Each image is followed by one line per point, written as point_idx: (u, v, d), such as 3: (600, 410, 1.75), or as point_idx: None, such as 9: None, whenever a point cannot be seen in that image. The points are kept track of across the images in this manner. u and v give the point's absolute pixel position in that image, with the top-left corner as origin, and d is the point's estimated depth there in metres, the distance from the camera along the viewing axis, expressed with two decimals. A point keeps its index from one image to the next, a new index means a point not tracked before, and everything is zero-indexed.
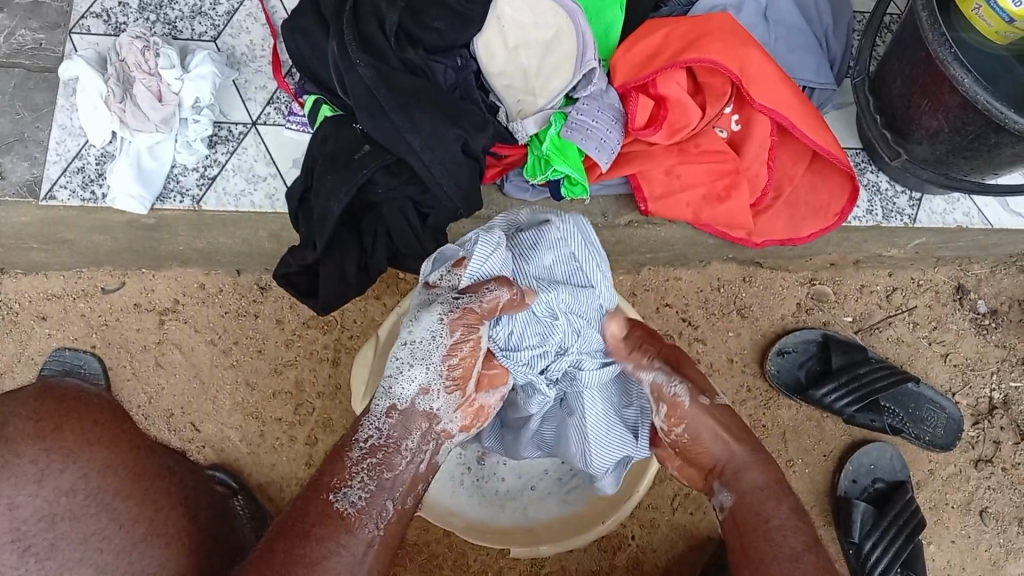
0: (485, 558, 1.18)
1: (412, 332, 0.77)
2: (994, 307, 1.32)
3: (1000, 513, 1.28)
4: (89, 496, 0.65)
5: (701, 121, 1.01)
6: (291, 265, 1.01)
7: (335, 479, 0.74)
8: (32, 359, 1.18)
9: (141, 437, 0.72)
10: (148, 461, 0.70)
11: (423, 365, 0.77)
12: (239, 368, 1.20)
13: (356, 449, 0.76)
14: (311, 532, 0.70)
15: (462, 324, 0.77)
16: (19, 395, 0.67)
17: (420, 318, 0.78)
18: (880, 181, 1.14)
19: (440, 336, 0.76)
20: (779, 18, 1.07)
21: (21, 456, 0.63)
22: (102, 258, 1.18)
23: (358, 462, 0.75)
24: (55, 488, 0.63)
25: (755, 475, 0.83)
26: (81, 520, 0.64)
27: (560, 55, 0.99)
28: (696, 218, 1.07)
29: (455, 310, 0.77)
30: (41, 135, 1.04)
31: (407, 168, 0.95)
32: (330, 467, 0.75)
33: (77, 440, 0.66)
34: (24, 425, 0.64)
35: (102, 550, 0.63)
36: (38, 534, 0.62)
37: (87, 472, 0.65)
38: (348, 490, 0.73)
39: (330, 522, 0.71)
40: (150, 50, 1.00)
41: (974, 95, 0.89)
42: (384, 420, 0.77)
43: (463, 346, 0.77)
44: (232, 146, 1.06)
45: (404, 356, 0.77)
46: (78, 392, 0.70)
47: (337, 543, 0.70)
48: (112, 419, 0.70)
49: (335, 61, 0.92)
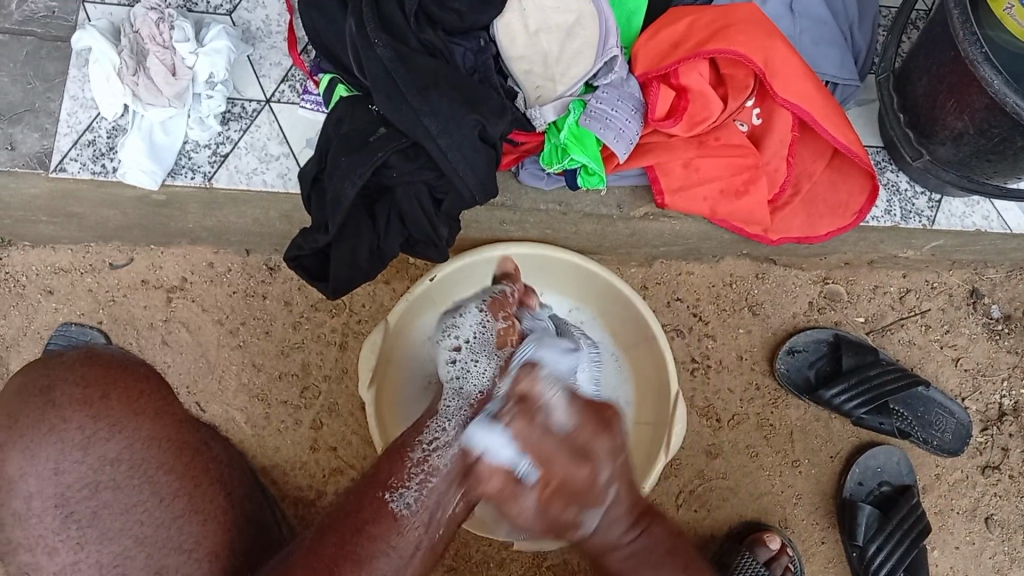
0: (488, 548, 1.17)
1: (460, 334, 0.92)
2: (1008, 312, 1.30)
3: (1006, 520, 1.27)
4: (133, 466, 0.64)
5: (723, 113, 1.00)
6: (302, 248, 0.99)
7: (393, 478, 0.72)
8: (37, 333, 1.18)
9: (185, 410, 0.70)
10: (190, 436, 0.68)
11: (483, 357, 0.87)
12: (245, 348, 1.20)
13: (419, 449, 0.75)
14: (364, 528, 0.68)
15: (500, 308, 0.89)
16: (61, 361, 0.66)
17: (463, 320, 0.93)
18: (899, 181, 1.12)
19: (485, 323, 0.89)
20: (804, 11, 1.05)
21: (68, 422, 0.62)
22: (111, 233, 1.17)
23: (420, 461, 0.74)
24: (101, 456, 0.63)
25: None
26: (124, 490, 0.63)
27: (582, 41, 0.97)
28: (712, 212, 1.06)
29: (488, 301, 0.91)
30: (53, 106, 1.03)
31: (424, 153, 0.93)
32: (390, 465, 0.74)
33: (124, 410, 0.65)
34: (71, 391, 0.63)
35: (142, 523, 0.63)
36: (81, 502, 0.62)
37: (133, 442, 0.64)
38: (405, 490, 0.71)
39: (382, 520, 0.69)
40: (165, 22, 0.98)
41: (1002, 96, 0.87)
42: (455, 413, 0.80)
43: (503, 329, 0.87)
44: (245, 124, 1.05)
45: (465, 354, 0.89)
46: (122, 360, 0.69)
47: (386, 545, 0.68)
48: (165, 389, 0.68)
49: (353, 40, 0.91)
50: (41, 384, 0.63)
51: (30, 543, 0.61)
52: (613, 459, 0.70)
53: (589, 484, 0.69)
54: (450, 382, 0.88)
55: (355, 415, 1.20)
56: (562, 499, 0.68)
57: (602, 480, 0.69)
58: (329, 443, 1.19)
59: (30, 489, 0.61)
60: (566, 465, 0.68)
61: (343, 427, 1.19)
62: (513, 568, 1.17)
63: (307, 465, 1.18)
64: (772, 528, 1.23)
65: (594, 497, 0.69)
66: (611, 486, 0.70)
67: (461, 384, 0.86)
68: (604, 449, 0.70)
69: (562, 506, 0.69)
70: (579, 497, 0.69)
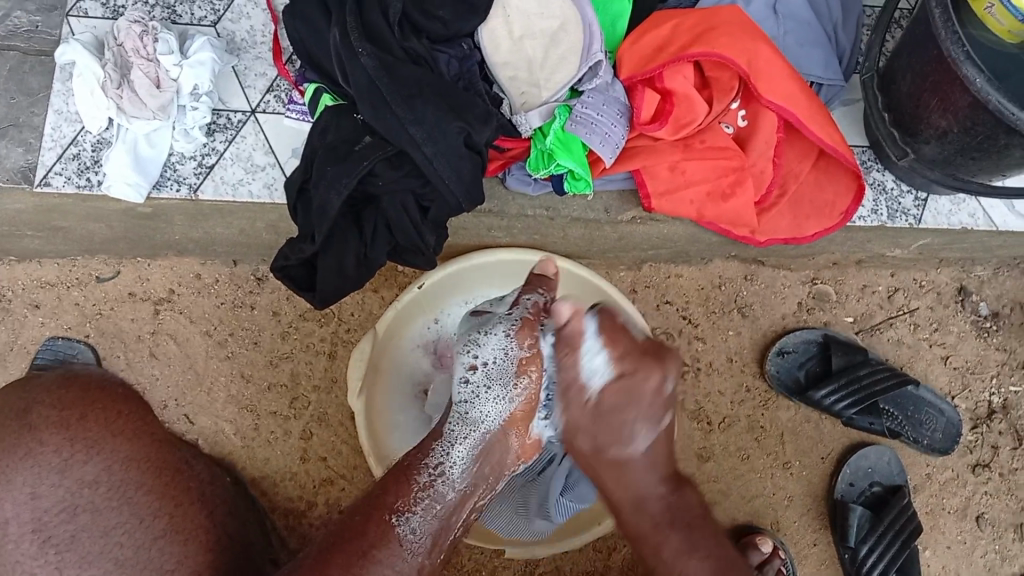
0: (479, 557, 1.17)
1: (479, 356, 0.86)
2: (995, 310, 1.31)
3: (998, 517, 1.27)
4: (111, 488, 0.64)
5: (708, 116, 1.00)
6: (289, 258, 0.99)
7: (398, 500, 0.74)
8: (24, 348, 1.17)
9: (165, 430, 0.70)
10: (170, 455, 0.68)
11: (499, 385, 0.84)
12: (234, 359, 1.19)
13: (425, 473, 0.77)
14: (368, 552, 0.68)
15: (527, 334, 0.85)
16: (42, 383, 0.67)
17: (485, 342, 0.87)
18: (885, 181, 1.13)
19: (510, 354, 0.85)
20: (788, 13, 1.06)
21: (44, 444, 0.62)
22: (96, 247, 1.16)
23: (426, 487, 0.76)
24: (79, 479, 0.63)
25: (676, 538, 0.78)
26: (102, 512, 0.63)
27: (566, 47, 0.97)
28: (699, 215, 1.06)
29: (515, 325, 0.86)
30: (36, 120, 1.02)
31: (408, 161, 0.93)
32: (395, 486, 0.75)
33: (101, 430, 0.65)
34: (48, 413, 0.64)
35: (122, 545, 0.62)
36: (59, 525, 0.62)
37: (109, 463, 0.64)
38: (411, 515, 0.73)
39: (387, 542, 0.70)
40: (149, 35, 0.99)
41: (985, 94, 0.88)
42: (464, 444, 0.81)
43: (530, 362, 0.85)
44: (230, 135, 1.05)
45: (481, 379, 0.85)
46: (102, 381, 0.69)
47: (388, 566, 0.69)
48: (136, 409, 0.69)
49: (338, 50, 0.91)
50: (19, 406, 0.64)
51: (6, 569, 0.60)
52: (667, 388, 0.79)
53: (654, 392, 0.78)
54: (456, 405, 0.85)
55: (345, 425, 1.19)
56: (625, 406, 0.78)
57: (666, 389, 0.78)
58: (320, 453, 1.18)
59: (5, 515, 0.61)
60: (630, 376, 0.78)
61: (334, 437, 1.19)
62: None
63: (298, 476, 1.17)
64: (763, 531, 1.23)
65: (647, 409, 0.78)
66: (666, 411, 0.79)
67: (468, 411, 0.84)
68: (664, 365, 0.78)
69: (618, 403, 0.78)
70: (642, 409, 0.78)
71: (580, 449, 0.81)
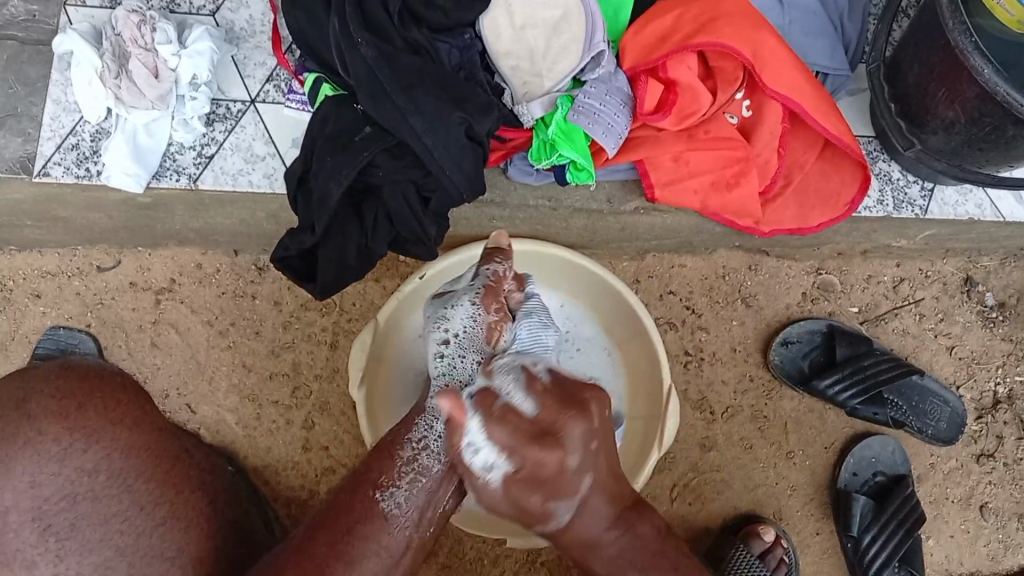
0: (482, 546, 1.17)
1: (450, 328, 0.84)
2: (1002, 300, 1.30)
3: (1001, 507, 1.27)
4: (111, 476, 0.63)
5: (712, 107, 0.99)
6: (289, 249, 0.98)
7: (381, 476, 0.74)
8: (26, 337, 1.17)
9: (164, 419, 0.70)
10: (170, 444, 0.69)
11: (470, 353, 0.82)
12: (235, 349, 1.19)
13: (407, 448, 0.77)
14: (354, 527, 0.69)
15: (491, 299, 0.85)
16: (40, 372, 0.65)
17: (453, 313, 0.85)
18: (891, 171, 1.12)
19: (477, 320, 0.83)
20: (793, 1, 1.04)
21: (44, 434, 0.61)
22: (97, 237, 1.16)
23: (409, 460, 0.76)
24: (78, 467, 0.62)
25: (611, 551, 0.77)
26: (102, 500, 0.63)
27: (569, 37, 0.95)
28: (703, 206, 1.05)
29: (479, 291, 0.85)
30: (35, 111, 1.01)
31: (409, 151, 0.92)
32: (379, 465, 0.76)
33: (101, 419, 0.64)
34: (47, 402, 0.62)
35: (122, 533, 0.62)
36: (59, 513, 0.61)
37: (109, 452, 0.64)
38: (395, 488, 0.73)
39: (373, 519, 0.71)
40: (147, 24, 0.97)
41: (994, 86, 0.86)
42: (444, 415, 0.80)
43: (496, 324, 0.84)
44: (230, 125, 1.04)
45: (454, 350, 0.83)
46: (101, 369, 0.68)
47: (376, 542, 0.69)
48: (134, 398, 0.68)
49: (336, 39, 0.89)
50: (18, 396, 0.62)
51: (6, 558, 0.59)
52: (584, 444, 0.70)
53: (558, 469, 0.69)
54: (435, 379, 0.84)
55: (347, 414, 1.19)
56: (535, 487, 0.69)
57: (571, 463, 0.69)
58: (322, 443, 1.18)
59: (4, 504, 0.59)
60: (526, 464, 0.67)
61: (336, 426, 1.19)
62: (508, 564, 1.17)
63: (300, 466, 1.18)
64: (766, 520, 1.23)
65: (564, 486, 0.70)
66: (586, 475, 0.71)
67: (446, 382, 0.82)
68: (567, 436, 0.68)
69: (526, 492, 0.69)
70: (550, 489, 0.69)
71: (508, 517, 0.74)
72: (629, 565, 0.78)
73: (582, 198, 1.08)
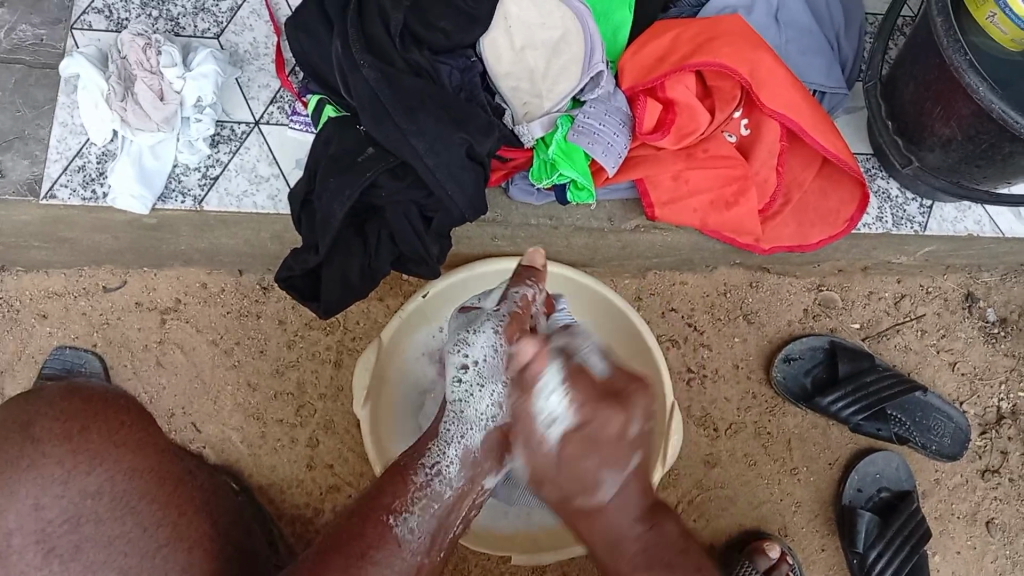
0: (487, 563, 1.17)
1: (471, 354, 0.84)
2: (1003, 315, 1.30)
3: (1007, 524, 1.26)
4: (114, 499, 0.64)
5: (710, 126, 1.00)
6: (292, 269, 0.99)
7: (394, 501, 0.73)
8: (32, 357, 1.17)
9: (165, 438, 0.70)
10: (174, 466, 0.68)
11: (490, 383, 0.82)
12: (240, 368, 1.19)
13: (421, 473, 0.77)
14: (366, 553, 0.67)
15: (515, 330, 0.83)
16: (41, 396, 0.66)
17: (475, 339, 0.84)
18: (890, 188, 1.12)
19: (499, 348, 0.83)
20: (789, 21, 1.06)
21: (47, 456, 0.62)
22: (103, 257, 1.17)
23: (421, 487, 0.76)
24: (81, 490, 0.63)
25: (648, 573, 0.75)
26: (106, 522, 0.63)
27: (567, 58, 0.97)
28: (702, 224, 1.06)
29: (503, 321, 0.84)
30: (42, 133, 1.03)
31: (412, 171, 0.93)
32: (390, 488, 0.75)
33: (104, 442, 0.65)
34: (52, 426, 0.64)
35: (126, 554, 0.62)
36: (63, 535, 0.61)
37: (112, 474, 0.64)
38: (407, 514, 0.72)
39: (386, 545, 0.68)
40: (152, 47, 0.99)
41: (989, 103, 0.87)
42: (457, 444, 0.80)
43: (519, 357, 0.83)
44: (234, 146, 1.05)
45: (472, 377, 0.83)
46: (104, 393, 0.69)
47: (389, 565, 0.68)
48: (137, 419, 0.69)
49: (339, 61, 0.91)
50: (21, 419, 0.64)
51: None
52: (627, 431, 0.78)
53: (616, 433, 0.77)
54: (451, 403, 0.84)
55: (351, 433, 1.19)
56: (587, 450, 0.77)
57: (630, 430, 0.78)
58: (325, 462, 1.18)
59: (7, 527, 0.61)
60: (592, 419, 0.77)
61: (340, 445, 1.19)
62: None
63: (304, 485, 1.18)
64: (772, 537, 1.22)
65: (619, 455, 0.77)
66: (637, 452, 0.78)
67: (461, 409, 0.82)
68: (630, 405, 0.78)
69: (579, 453, 0.77)
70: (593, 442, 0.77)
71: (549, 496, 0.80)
72: (657, 566, 0.75)
73: (583, 217, 1.09)
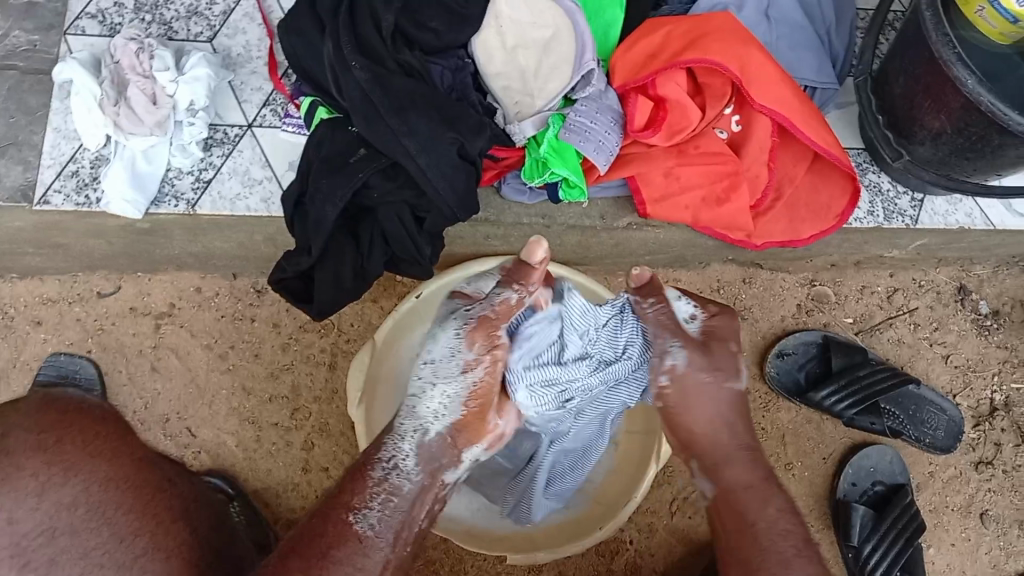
0: (484, 563, 1.17)
1: (432, 351, 0.81)
2: (995, 307, 1.31)
3: (1002, 515, 1.27)
4: (90, 510, 0.64)
5: (701, 122, 1.00)
6: (286, 271, 0.99)
7: (355, 498, 0.74)
8: (27, 364, 1.17)
9: (144, 450, 0.72)
10: (151, 475, 0.70)
11: (446, 383, 0.79)
12: (235, 372, 1.20)
13: (378, 468, 0.77)
14: (328, 552, 0.70)
15: (480, 334, 0.80)
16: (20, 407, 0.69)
17: (438, 336, 0.82)
18: (881, 182, 1.13)
19: (458, 350, 0.80)
20: (780, 18, 1.06)
21: (21, 469, 0.64)
22: (97, 262, 1.17)
23: (380, 482, 0.76)
24: (56, 501, 0.64)
25: (742, 473, 0.82)
26: (81, 533, 0.63)
27: (559, 56, 0.98)
28: (694, 220, 1.06)
29: (469, 321, 0.80)
30: (36, 138, 1.03)
31: (403, 173, 0.94)
32: (352, 485, 0.76)
33: (79, 452, 0.66)
34: (25, 437, 0.65)
35: (102, 566, 0.62)
36: (36, 549, 0.61)
37: (88, 484, 0.65)
38: (368, 511, 0.74)
39: (346, 542, 0.71)
40: (145, 52, 1.01)
41: (978, 96, 0.88)
42: (412, 440, 0.79)
43: (481, 361, 0.80)
44: (227, 149, 1.05)
45: (426, 376, 0.80)
46: (80, 404, 0.71)
47: (353, 566, 0.70)
48: (113, 429, 0.71)
49: (331, 63, 0.92)
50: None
51: None
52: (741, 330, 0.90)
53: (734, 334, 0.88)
54: (408, 395, 0.82)
55: (346, 435, 1.19)
56: (712, 346, 0.85)
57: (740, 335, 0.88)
58: (322, 464, 1.19)
59: None
60: (717, 315, 0.88)
61: (335, 447, 1.19)
62: None
63: (300, 487, 1.18)
64: None
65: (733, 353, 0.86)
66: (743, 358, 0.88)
67: (415, 405, 0.80)
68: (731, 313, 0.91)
69: (707, 346, 0.85)
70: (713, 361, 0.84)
71: (668, 388, 0.85)
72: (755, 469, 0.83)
73: (576, 215, 1.10)
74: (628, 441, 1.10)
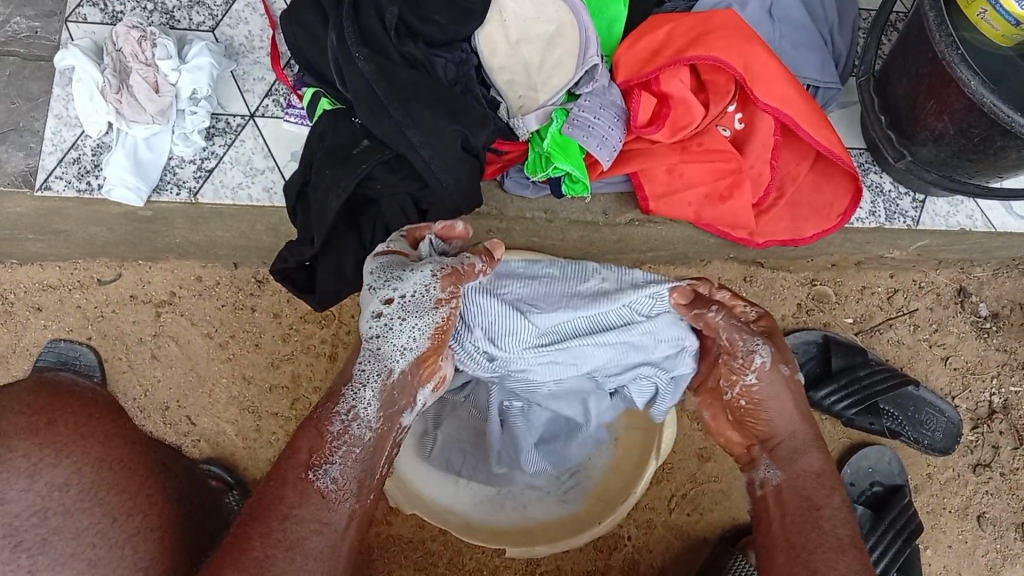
0: (481, 556, 1.17)
1: (401, 289, 0.74)
2: (995, 310, 1.31)
3: (998, 517, 1.27)
4: (82, 491, 0.63)
5: (705, 119, 1.00)
6: (287, 261, 0.99)
7: (314, 455, 0.70)
8: (27, 350, 1.18)
9: (138, 433, 0.71)
10: (145, 458, 0.69)
11: (416, 319, 0.74)
12: (235, 361, 1.19)
13: (337, 420, 0.72)
14: (290, 513, 0.67)
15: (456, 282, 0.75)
16: (11, 391, 0.66)
17: (407, 276, 0.75)
18: (883, 183, 1.14)
19: (433, 290, 0.74)
20: (783, 16, 1.06)
21: (13, 450, 0.62)
22: (98, 250, 1.17)
23: (340, 434, 0.72)
24: (48, 483, 0.62)
25: (814, 460, 0.80)
26: (73, 514, 0.62)
27: (562, 51, 0.98)
28: (697, 217, 1.07)
29: (444, 266, 0.76)
30: (36, 125, 1.03)
31: (406, 165, 0.95)
32: (306, 440, 0.71)
33: (71, 434, 0.65)
34: (18, 418, 0.64)
35: (94, 546, 0.62)
36: (30, 529, 0.60)
37: (79, 467, 0.64)
38: (329, 466, 0.70)
39: (308, 501, 0.68)
40: (148, 40, 1.00)
41: (980, 97, 0.88)
42: (374, 387, 0.73)
43: (451, 303, 0.75)
44: (230, 139, 1.05)
45: (395, 310, 0.74)
46: (72, 386, 0.69)
47: (319, 521, 0.68)
48: (107, 411, 0.69)
49: (334, 55, 0.91)
50: None
51: None
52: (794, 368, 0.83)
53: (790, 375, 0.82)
54: (367, 337, 0.75)
55: None
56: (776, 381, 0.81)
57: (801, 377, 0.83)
58: None
59: None
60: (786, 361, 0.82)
61: None
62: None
63: None
64: None
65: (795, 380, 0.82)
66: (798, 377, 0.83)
67: (379, 345, 0.74)
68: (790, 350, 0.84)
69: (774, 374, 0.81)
70: (783, 353, 0.83)
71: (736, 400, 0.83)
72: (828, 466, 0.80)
73: (579, 212, 1.10)
74: (628, 434, 1.08)
